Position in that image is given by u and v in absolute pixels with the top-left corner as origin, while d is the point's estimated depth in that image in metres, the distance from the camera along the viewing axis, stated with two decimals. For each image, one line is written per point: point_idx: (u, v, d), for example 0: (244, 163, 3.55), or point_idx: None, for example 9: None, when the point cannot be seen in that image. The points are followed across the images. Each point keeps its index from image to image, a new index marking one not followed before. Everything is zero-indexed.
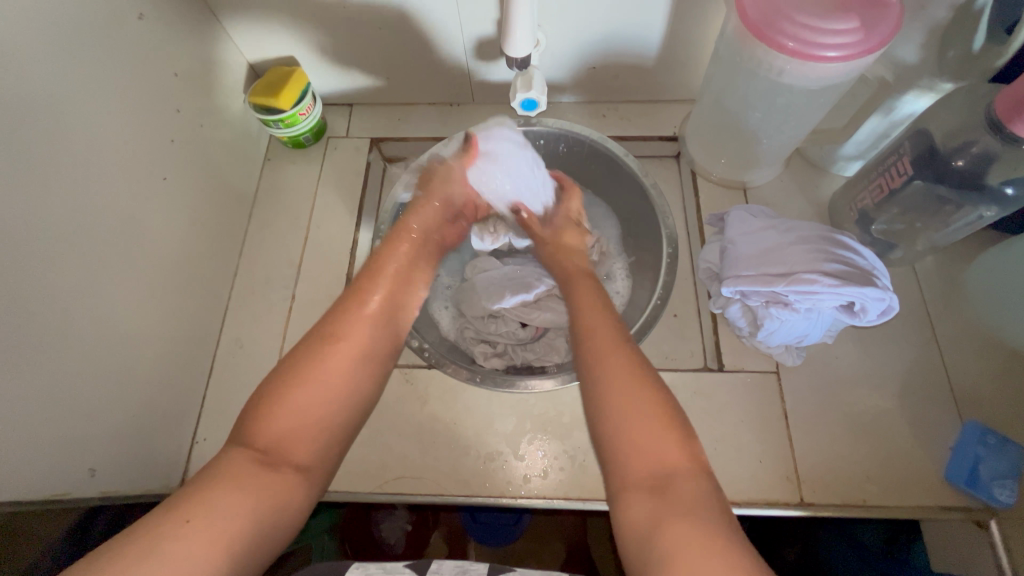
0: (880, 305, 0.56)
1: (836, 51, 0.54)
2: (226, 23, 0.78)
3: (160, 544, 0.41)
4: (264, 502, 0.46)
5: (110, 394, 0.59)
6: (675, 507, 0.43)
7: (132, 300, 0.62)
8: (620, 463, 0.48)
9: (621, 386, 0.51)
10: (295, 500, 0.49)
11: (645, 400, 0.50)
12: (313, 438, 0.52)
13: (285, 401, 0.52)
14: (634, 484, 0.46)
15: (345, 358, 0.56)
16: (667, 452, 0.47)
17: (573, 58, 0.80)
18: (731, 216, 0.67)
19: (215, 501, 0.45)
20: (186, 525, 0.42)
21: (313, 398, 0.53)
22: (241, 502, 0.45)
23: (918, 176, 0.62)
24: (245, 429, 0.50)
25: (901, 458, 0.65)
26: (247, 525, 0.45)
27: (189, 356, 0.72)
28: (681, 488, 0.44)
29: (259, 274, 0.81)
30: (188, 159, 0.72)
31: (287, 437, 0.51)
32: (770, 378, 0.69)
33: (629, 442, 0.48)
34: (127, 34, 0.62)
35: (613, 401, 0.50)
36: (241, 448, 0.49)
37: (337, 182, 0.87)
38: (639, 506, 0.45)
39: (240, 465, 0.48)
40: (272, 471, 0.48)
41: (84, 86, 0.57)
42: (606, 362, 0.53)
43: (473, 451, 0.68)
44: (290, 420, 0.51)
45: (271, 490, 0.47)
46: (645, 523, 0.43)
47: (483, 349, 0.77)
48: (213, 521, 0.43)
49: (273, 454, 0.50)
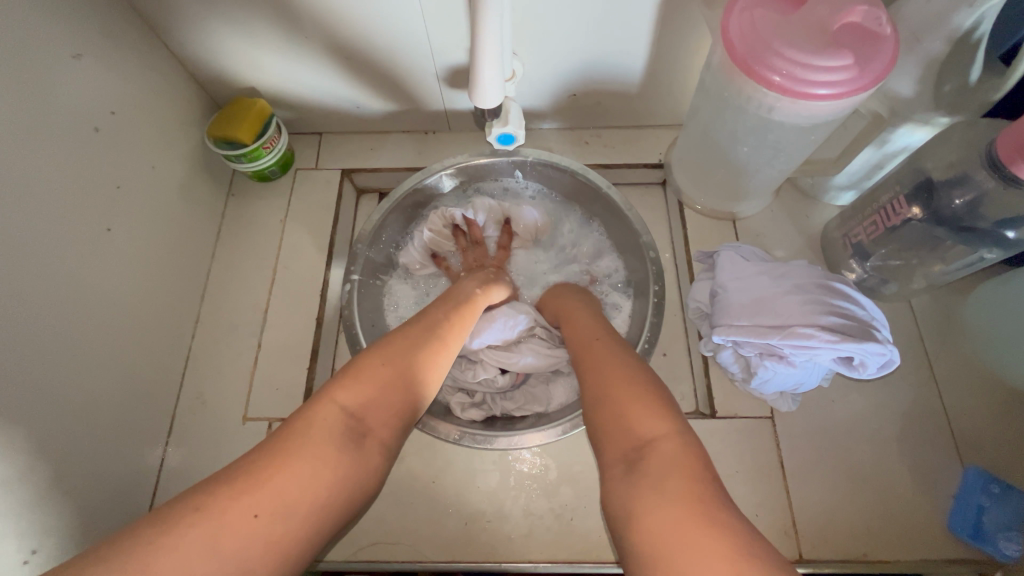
0: (881, 361, 0.53)
1: (828, 89, 0.51)
2: (180, 53, 0.73)
3: (229, 532, 0.37)
4: (333, 488, 0.42)
5: (59, 469, 0.54)
6: (646, 475, 0.40)
7: (80, 364, 0.57)
8: (606, 440, 0.46)
9: (612, 375, 0.50)
10: (365, 486, 0.45)
11: (627, 379, 0.49)
12: (393, 421, 0.49)
13: (357, 388, 0.48)
14: (615, 461, 0.44)
15: (416, 354, 0.53)
16: (641, 426, 0.44)
17: (553, 86, 0.76)
18: (721, 257, 0.64)
19: (293, 472, 0.41)
20: (257, 517, 0.38)
21: (399, 377, 0.51)
22: (315, 475, 0.42)
23: (918, 216, 0.59)
24: (337, 390, 0.48)
25: (902, 507, 0.62)
26: (314, 502, 0.41)
27: (147, 415, 0.67)
28: (657, 458, 0.41)
29: (222, 320, 0.76)
30: (140, 205, 0.67)
31: (359, 420, 0.47)
32: (765, 424, 0.66)
33: (610, 419, 0.47)
34: (65, 76, 0.57)
35: (604, 390, 0.49)
36: (315, 421, 0.45)
37: (306, 217, 0.82)
38: (618, 485, 0.42)
39: (329, 425, 0.45)
40: (346, 454, 0.44)
41: (16, 135, 0.52)
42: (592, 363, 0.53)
43: (454, 512, 0.64)
44: (372, 395, 0.49)
45: (347, 468, 0.44)
46: (621, 497, 0.41)
47: (460, 399, 0.72)
48: (284, 510, 0.39)
49: (358, 426, 0.46)
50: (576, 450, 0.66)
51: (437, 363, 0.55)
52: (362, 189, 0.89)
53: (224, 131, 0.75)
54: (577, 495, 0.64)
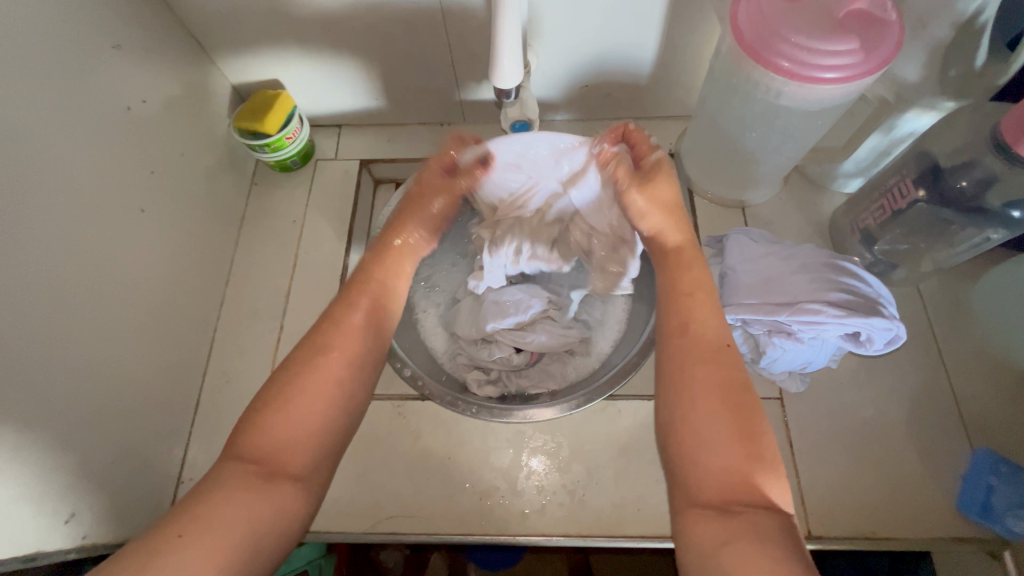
0: (887, 335, 0.55)
1: (834, 73, 0.53)
2: (208, 46, 0.76)
3: (153, 562, 0.40)
4: (259, 518, 0.45)
5: (94, 436, 0.57)
6: (746, 528, 0.42)
7: (114, 339, 0.60)
8: (695, 482, 0.46)
9: (714, 407, 0.48)
10: (294, 505, 0.47)
11: (728, 417, 0.48)
12: (311, 441, 0.50)
13: (277, 415, 0.50)
14: (703, 506, 0.44)
15: (331, 372, 0.54)
16: (741, 476, 0.45)
17: (566, 77, 0.78)
18: (729, 240, 0.65)
19: (205, 517, 0.43)
20: (178, 540, 0.41)
21: (309, 399, 0.51)
22: (232, 512, 0.44)
23: (923, 198, 0.61)
24: (241, 434, 0.49)
25: (911, 487, 0.63)
26: (240, 533, 0.44)
27: (175, 392, 0.70)
28: (755, 516, 0.42)
29: (245, 304, 0.79)
30: (170, 190, 0.70)
31: (280, 449, 0.49)
32: (774, 405, 0.67)
33: (704, 458, 0.46)
34: (104, 66, 0.61)
35: (698, 424, 0.48)
36: (232, 463, 0.47)
37: (326, 206, 0.85)
38: (708, 527, 0.43)
39: (235, 470, 0.47)
40: (265, 484, 0.46)
41: (59, 120, 0.55)
42: (701, 373, 0.50)
43: (469, 487, 0.65)
44: (283, 426, 0.49)
45: (268, 498, 0.46)
46: (711, 541, 0.42)
47: (476, 376, 0.74)
48: (204, 538, 0.42)
49: (270, 460, 0.48)
50: (587, 428, 0.68)
51: (354, 377, 0.55)
52: (380, 180, 0.92)
53: (249, 122, 0.78)
54: (589, 472, 0.65)
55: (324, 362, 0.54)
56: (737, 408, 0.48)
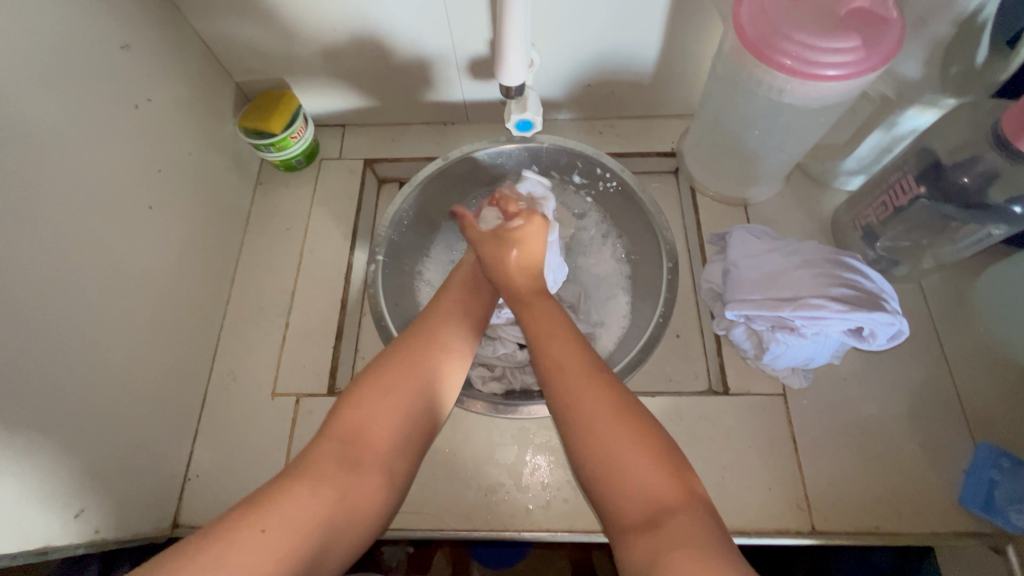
0: (890, 330, 0.55)
1: (836, 70, 0.53)
2: (214, 47, 0.77)
3: (234, 551, 0.37)
4: (338, 510, 0.43)
5: (102, 432, 0.57)
6: (672, 539, 0.39)
7: (122, 335, 0.61)
8: (617, 502, 0.43)
9: (615, 426, 0.46)
10: (372, 509, 0.45)
11: (632, 435, 0.45)
12: (399, 443, 0.49)
13: (365, 405, 0.49)
14: (632, 525, 0.42)
15: (421, 367, 0.53)
16: (658, 487, 0.43)
17: (569, 76, 0.79)
18: (732, 237, 0.66)
19: (294, 504, 0.41)
20: (260, 534, 0.38)
21: (405, 395, 0.51)
22: (318, 504, 0.42)
23: (924, 194, 0.61)
24: (336, 424, 0.48)
25: (913, 482, 0.63)
26: (321, 528, 0.41)
27: (182, 389, 0.70)
28: (678, 527, 0.40)
29: (251, 302, 0.79)
30: (177, 189, 0.70)
31: (371, 442, 0.47)
32: (777, 401, 0.68)
33: (621, 477, 0.44)
34: (112, 65, 0.61)
35: (606, 445, 0.45)
36: (323, 447, 0.46)
37: (331, 205, 0.85)
38: (640, 544, 0.40)
39: (327, 460, 0.45)
40: (351, 474, 0.45)
41: (68, 119, 0.56)
42: (580, 403, 0.48)
43: (474, 484, 0.66)
44: (378, 419, 0.48)
45: (352, 495, 0.44)
46: (644, 559, 0.39)
47: (480, 372, 0.75)
48: (287, 529, 0.39)
49: (359, 454, 0.46)
50: None
51: (444, 378, 0.54)
52: (384, 179, 0.92)
53: (255, 122, 0.79)
54: None
55: (416, 356, 0.54)
56: (634, 424, 0.46)
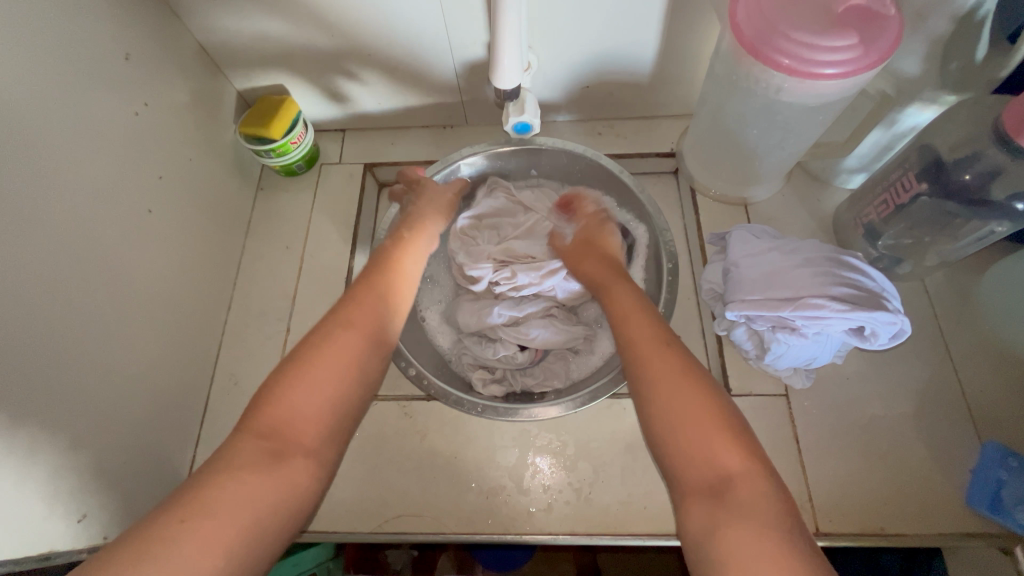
0: (892, 329, 0.55)
1: (834, 68, 0.53)
2: (214, 54, 0.78)
3: (155, 548, 0.39)
4: (267, 499, 0.45)
5: (104, 437, 0.58)
6: (736, 508, 0.43)
7: (124, 341, 0.61)
8: (679, 470, 0.47)
9: (686, 394, 0.49)
10: (304, 490, 0.48)
11: (700, 402, 0.49)
12: (322, 425, 0.51)
13: (289, 396, 0.50)
14: (692, 490, 0.46)
15: (339, 357, 0.54)
16: (722, 456, 0.46)
17: (567, 77, 0.79)
18: (732, 237, 0.65)
19: (214, 495, 0.43)
20: (181, 525, 0.41)
21: (326, 384, 0.52)
22: (242, 492, 0.44)
23: (926, 191, 0.60)
24: (253, 414, 0.49)
25: (919, 482, 0.62)
26: (251, 512, 0.44)
27: (183, 394, 0.70)
28: (743, 494, 0.44)
29: (252, 307, 0.80)
30: (178, 195, 0.71)
31: (292, 428, 0.49)
32: (779, 401, 0.67)
33: (683, 445, 0.47)
34: (112, 74, 0.62)
35: (671, 412, 0.49)
36: (240, 440, 0.47)
37: (331, 209, 0.86)
38: (699, 512, 0.44)
39: (246, 449, 0.47)
40: (274, 464, 0.47)
41: (68, 127, 0.56)
42: (659, 365, 0.52)
43: (475, 487, 0.66)
44: (300, 406, 0.50)
45: (279, 478, 0.46)
46: (702, 528, 0.43)
47: (481, 375, 0.75)
48: (210, 522, 0.42)
49: (280, 440, 0.48)
50: (592, 426, 0.68)
51: (365, 364, 0.56)
52: (384, 183, 0.93)
53: (254, 127, 0.79)
54: (594, 470, 0.66)
55: (333, 347, 0.55)
56: (700, 393, 0.50)
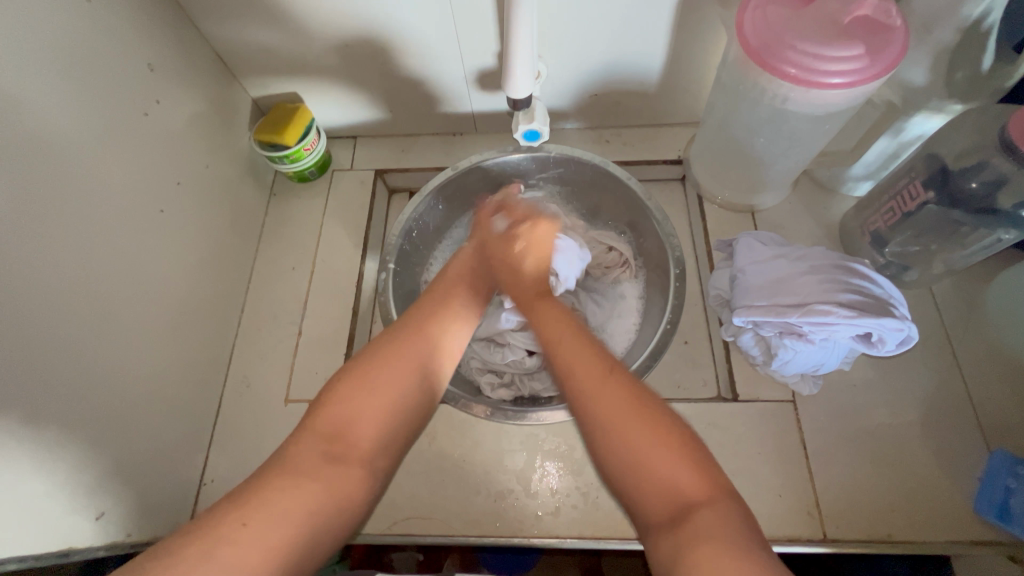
0: (899, 336, 0.55)
1: (840, 78, 0.54)
2: (230, 63, 0.80)
3: (216, 545, 0.40)
4: (321, 507, 0.45)
5: (122, 437, 0.59)
6: (695, 538, 0.41)
7: (141, 342, 0.63)
8: (639, 500, 0.46)
9: (623, 417, 0.48)
10: (358, 500, 0.48)
11: (649, 427, 0.48)
12: (380, 436, 0.51)
13: (350, 403, 0.51)
14: (657, 521, 0.44)
15: (409, 368, 0.54)
16: (683, 483, 0.45)
17: (575, 86, 0.80)
18: (740, 243, 0.66)
19: (272, 499, 0.44)
20: (242, 527, 0.42)
21: (388, 391, 0.52)
22: (297, 498, 0.45)
23: (932, 199, 0.61)
24: (315, 417, 0.50)
25: (926, 489, 0.63)
26: (307, 518, 0.44)
27: (197, 396, 0.72)
28: (702, 521, 0.42)
29: (265, 310, 0.81)
30: (195, 201, 0.73)
31: (351, 436, 0.50)
32: (786, 407, 0.67)
33: (637, 468, 0.46)
34: (133, 83, 0.64)
35: (614, 433, 0.48)
36: (304, 443, 0.48)
37: (342, 214, 0.87)
38: (664, 542, 0.42)
39: (308, 453, 0.48)
40: (335, 468, 0.47)
41: (91, 135, 0.58)
42: (596, 399, 0.50)
43: (483, 490, 0.66)
44: (361, 413, 0.51)
45: (335, 487, 0.47)
46: (667, 556, 0.42)
47: (489, 379, 0.76)
48: (271, 522, 0.42)
49: (340, 446, 0.49)
50: None
51: (432, 380, 0.56)
52: (394, 189, 0.94)
53: (269, 134, 0.81)
54: (602, 474, 0.66)
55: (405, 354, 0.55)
56: (647, 415, 0.48)
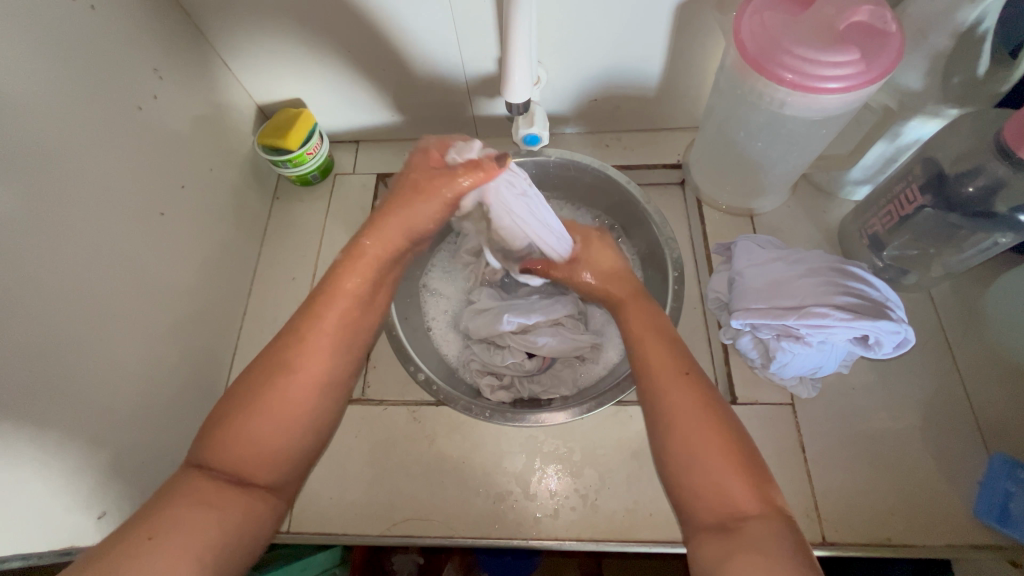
0: (896, 338, 0.55)
1: (836, 83, 0.54)
2: (235, 69, 0.81)
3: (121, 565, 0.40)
4: (234, 521, 0.46)
5: (124, 437, 0.60)
6: (743, 545, 0.43)
7: (143, 344, 0.63)
8: (692, 499, 0.48)
9: (685, 417, 0.51)
10: (264, 512, 0.49)
11: (709, 431, 0.49)
12: (281, 448, 0.52)
13: (248, 421, 0.50)
14: (704, 524, 0.46)
15: (312, 373, 0.55)
16: (735, 494, 0.46)
17: (575, 91, 0.81)
18: (737, 247, 0.66)
19: (173, 517, 0.44)
20: (147, 542, 0.42)
21: (292, 403, 0.53)
22: (199, 515, 0.45)
23: (929, 203, 0.61)
24: (207, 441, 0.50)
25: (926, 492, 0.62)
26: (213, 535, 0.44)
27: (199, 397, 0.72)
28: (755, 530, 0.44)
29: (267, 312, 0.82)
30: (198, 204, 0.73)
31: (250, 455, 0.50)
32: (785, 410, 0.68)
33: (692, 470, 0.48)
34: (137, 88, 0.65)
35: (676, 437, 0.50)
36: (199, 472, 0.48)
37: (344, 218, 0.88)
38: (711, 546, 0.45)
39: (205, 476, 0.47)
40: (234, 491, 0.48)
41: (96, 139, 0.59)
42: (677, 402, 0.52)
43: (482, 492, 0.67)
44: (263, 427, 0.51)
45: (240, 504, 0.47)
46: (713, 559, 0.44)
47: (489, 381, 0.75)
48: (175, 536, 0.42)
49: (237, 466, 0.49)
50: (599, 434, 0.69)
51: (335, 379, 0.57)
52: None
53: (272, 139, 0.82)
54: (601, 476, 0.66)
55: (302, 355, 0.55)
56: (710, 421, 0.50)
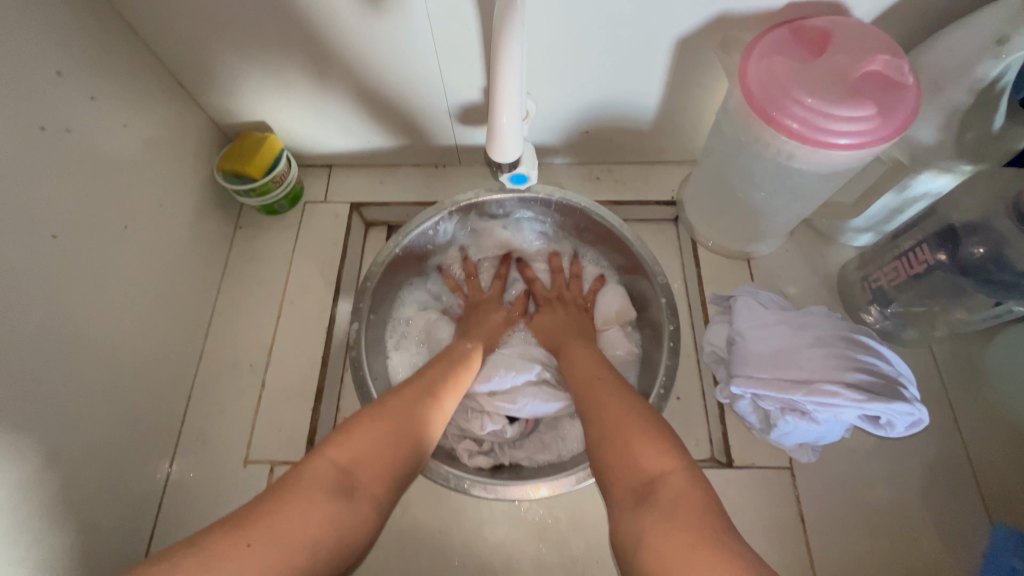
0: (909, 420, 0.51)
1: (847, 139, 0.50)
2: (194, 90, 0.73)
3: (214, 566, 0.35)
4: (329, 524, 0.41)
5: (56, 519, 0.52)
6: (662, 503, 0.41)
7: (80, 408, 0.55)
8: (612, 476, 0.47)
9: (618, 415, 0.51)
10: (360, 530, 0.43)
11: (633, 419, 0.50)
12: (390, 461, 0.48)
13: (355, 433, 0.48)
14: (622, 497, 0.45)
15: (410, 406, 0.54)
16: (644, 460, 0.45)
17: (566, 123, 0.75)
18: (739, 303, 0.62)
19: (270, 518, 0.39)
20: (246, 549, 0.37)
21: (393, 422, 0.51)
22: (300, 516, 0.40)
23: (940, 265, 0.58)
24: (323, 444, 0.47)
25: (931, 567, 0.59)
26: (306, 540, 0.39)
27: (146, 459, 0.65)
28: (670, 489, 0.42)
29: (227, 357, 0.75)
30: (148, 241, 0.66)
31: (365, 461, 0.47)
32: (783, 475, 0.64)
33: (616, 451, 0.47)
34: (77, 113, 0.56)
35: (603, 426, 0.51)
36: (315, 470, 0.44)
37: (314, 251, 0.81)
38: (627, 516, 0.43)
39: (320, 472, 0.44)
40: (344, 499, 0.43)
41: (27, 179, 0.51)
42: (602, 404, 0.53)
43: (459, 565, 0.61)
44: (369, 439, 0.48)
45: (343, 514, 0.42)
46: (630, 532, 0.41)
47: (467, 446, 0.70)
48: (275, 543, 0.38)
49: (353, 475, 0.45)
50: (586, 499, 0.64)
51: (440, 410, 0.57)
52: (371, 223, 0.88)
53: (234, 166, 0.75)
54: (589, 547, 0.61)
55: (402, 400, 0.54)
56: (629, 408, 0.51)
